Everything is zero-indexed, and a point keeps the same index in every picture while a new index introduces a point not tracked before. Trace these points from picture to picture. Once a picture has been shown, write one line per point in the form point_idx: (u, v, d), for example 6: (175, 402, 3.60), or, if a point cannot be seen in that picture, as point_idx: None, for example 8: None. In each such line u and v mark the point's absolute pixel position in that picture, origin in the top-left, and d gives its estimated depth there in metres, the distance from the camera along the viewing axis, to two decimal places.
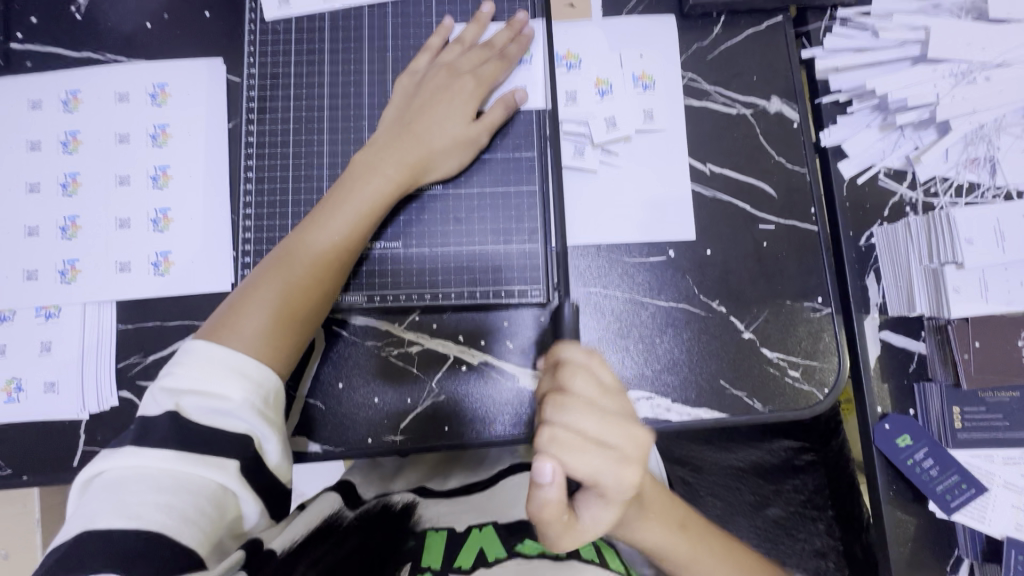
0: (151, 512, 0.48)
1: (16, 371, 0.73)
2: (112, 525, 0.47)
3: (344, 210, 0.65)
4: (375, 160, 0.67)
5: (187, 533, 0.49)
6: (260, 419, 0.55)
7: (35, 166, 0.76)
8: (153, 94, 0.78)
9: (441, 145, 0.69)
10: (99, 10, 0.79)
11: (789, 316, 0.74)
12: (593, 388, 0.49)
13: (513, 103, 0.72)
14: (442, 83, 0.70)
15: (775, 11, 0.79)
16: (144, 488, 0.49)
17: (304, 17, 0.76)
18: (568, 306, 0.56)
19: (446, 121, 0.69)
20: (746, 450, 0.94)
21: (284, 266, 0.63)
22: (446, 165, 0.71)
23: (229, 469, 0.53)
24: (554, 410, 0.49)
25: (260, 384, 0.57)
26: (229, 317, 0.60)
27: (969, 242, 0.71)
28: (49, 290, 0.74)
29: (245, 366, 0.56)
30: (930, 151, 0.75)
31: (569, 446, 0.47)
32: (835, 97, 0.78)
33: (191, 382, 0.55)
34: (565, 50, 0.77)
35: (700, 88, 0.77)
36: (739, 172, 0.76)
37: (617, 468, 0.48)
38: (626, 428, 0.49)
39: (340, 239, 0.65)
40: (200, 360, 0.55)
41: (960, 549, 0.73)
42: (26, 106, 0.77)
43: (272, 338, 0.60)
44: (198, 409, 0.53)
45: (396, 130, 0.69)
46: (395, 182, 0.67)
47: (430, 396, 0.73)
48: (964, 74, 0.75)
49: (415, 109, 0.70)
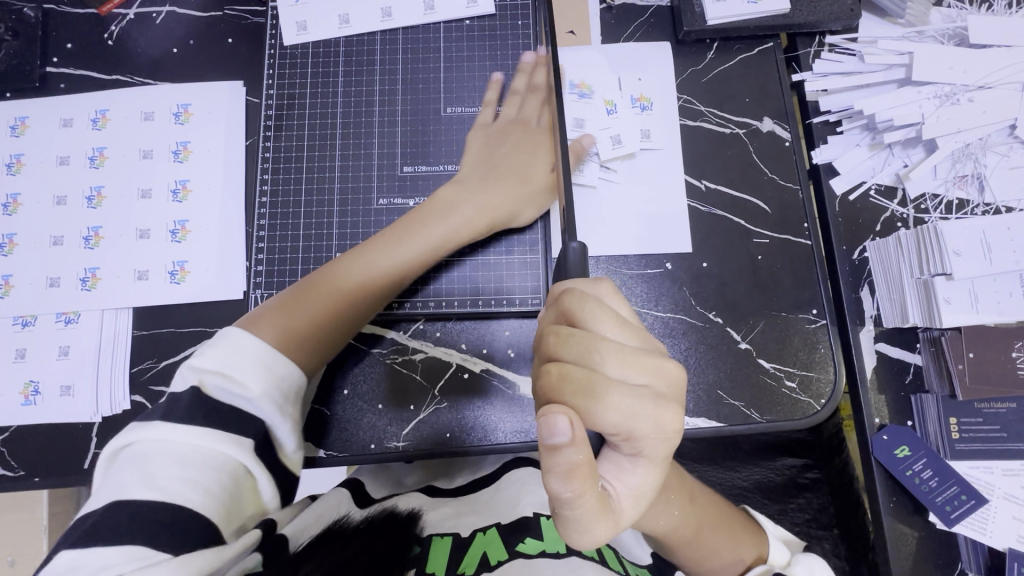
0: (180, 487, 0.48)
1: (34, 375, 0.76)
2: (142, 497, 0.47)
3: (411, 244, 0.69)
4: (456, 201, 0.72)
5: (212, 510, 0.49)
6: (276, 411, 0.55)
7: (64, 181, 0.81)
8: (177, 113, 0.82)
9: (523, 197, 0.74)
10: (130, 37, 0.84)
11: (785, 326, 0.75)
12: (608, 319, 0.46)
13: (580, 151, 0.77)
14: (518, 137, 0.76)
15: (765, 38, 0.83)
16: (173, 462, 0.49)
17: (321, 43, 0.81)
18: (575, 246, 0.49)
19: (523, 174, 0.75)
20: (750, 469, 0.94)
21: (340, 275, 0.66)
22: (523, 214, 0.75)
23: (247, 446, 0.53)
24: (562, 345, 0.45)
25: (281, 379, 0.57)
26: (267, 316, 0.62)
27: (957, 254, 0.72)
28: (70, 296, 0.78)
29: (269, 358, 0.56)
30: (919, 169, 0.78)
31: (587, 388, 0.42)
32: (825, 117, 0.81)
33: (220, 365, 0.54)
34: (579, 79, 0.81)
35: (695, 109, 0.81)
36: (733, 188, 0.79)
37: (652, 408, 0.43)
38: (652, 363, 0.44)
39: (400, 266, 0.69)
40: (233, 346, 0.55)
41: (964, 563, 0.73)
42: (58, 124, 0.82)
43: (309, 343, 0.62)
44: (220, 392, 0.53)
45: (482, 175, 0.74)
46: (473, 227, 0.72)
47: (433, 404, 0.75)
48: (947, 96, 0.78)
49: (498, 161, 0.75)
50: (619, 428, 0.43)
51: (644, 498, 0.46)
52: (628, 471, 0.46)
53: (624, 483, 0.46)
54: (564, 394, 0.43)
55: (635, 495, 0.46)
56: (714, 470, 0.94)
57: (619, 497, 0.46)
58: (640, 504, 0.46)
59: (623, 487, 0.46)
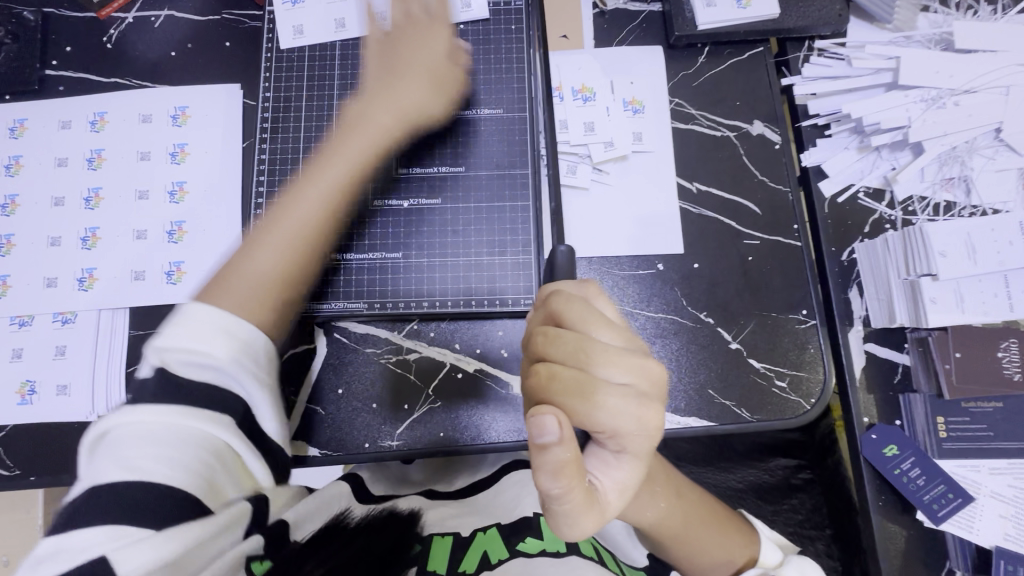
0: (154, 465, 0.47)
1: (30, 374, 0.76)
2: (118, 478, 0.46)
3: (337, 165, 0.66)
4: (366, 112, 0.70)
5: (189, 485, 0.48)
6: (256, 385, 0.53)
7: (62, 182, 0.81)
8: (175, 116, 0.83)
9: (425, 92, 0.73)
10: (128, 40, 0.85)
11: (775, 326, 0.76)
12: (592, 318, 0.47)
13: (457, 48, 0.76)
14: (417, 32, 0.74)
15: (755, 42, 0.84)
16: (144, 440, 0.48)
17: (317, 46, 0.82)
18: (562, 250, 0.57)
19: (424, 67, 0.73)
20: (744, 471, 0.96)
21: (282, 222, 0.62)
22: (432, 109, 0.74)
23: (223, 421, 0.51)
24: (549, 345, 0.46)
25: (248, 343, 0.53)
26: (217, 287, 0.58)
27: (942, 254, 0.73)
28: (67, 296, 0.78)
29: (233, 325, 0.53)
30: (906, 171, 0.79)
31: (574, 389, 0.44)
32: (815, 121, 0.83)
33: (181, 342, 0.51)
34: (580, 84, 0.82)
35: (686, 113, 0.82)
36: (724, 190, 0.80)
37: (635, 406, 0.44)
38: (636, 360, 0.45)
39: (338, 194, 0.65)
40: (188, 322, 0.52)
41: (951, 560, 0.73)
42: (57, 126, 0.83)
43: (267, 293, 0.59)
44: (188, 368, 0.50)
45: (380, 78, 0.73)
46: (387, 131, 0.70)
47: (427, 403, 0.76)
48: (934, 100, 0.79)
49: (400, 60, 0.73)
50: (606, 428, 0.44)
51: (628, 491, 0.47)
52: (613, 466, 0.47)
53: (610, 476, 0.47)
54: (551, 395, 0.44)
55: (622, 489, 0.47)
56: (711, 471, 0.96)
57: (606, 491, 0.47)
58: (626, 497, 0.47)
59: (609, 481, 0.47)
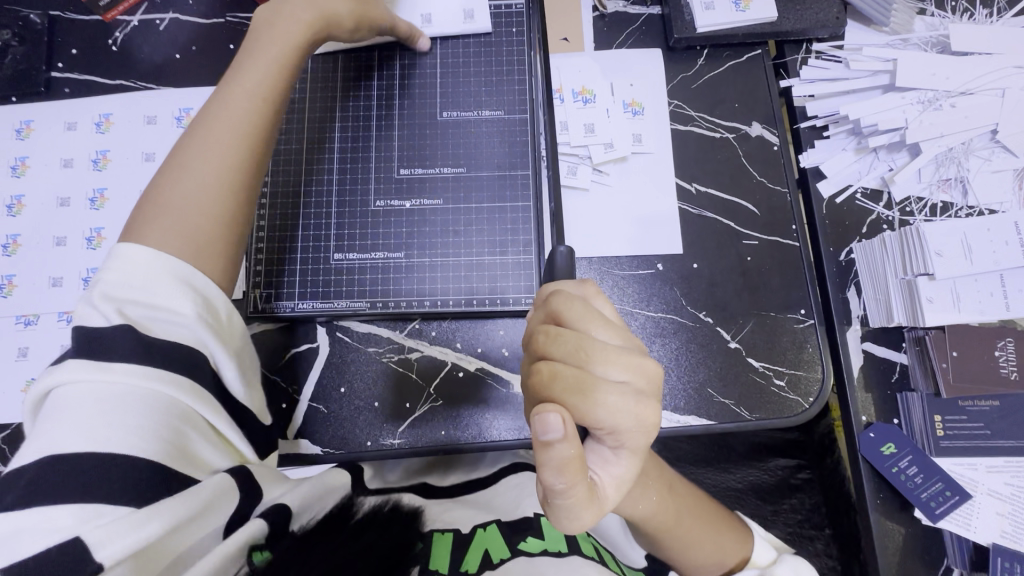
0: (109, 429, 0.46)
1: (35, 373, 0.77)
2: (73, 444, 0.45)
3: (245, 83, 0.65)
4: (273, 27, 0.68)
5: (147, 448, 0.47)
6: (212, 335, 0.55)
7: (67, 182, 0.82)
8: (179, 117, 0.84)
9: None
10: (134, 43, 0.86)
11: (773, 326, 0.77)
12: (589, 316, 0.48)
13: None
14: None
15: (754, 45, 0.85)
16: (95, 403, 0.47)
17: None
18: (563, 251, 0.57)
19: None
20: (744, 471, 0.96)
21: (199, 146, 0.61)
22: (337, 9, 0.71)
23: (180, 382, 0.51)
24: (550, 344, 0.46)
25: (206, 297, 0.56)
26: (142, 222, 0.58)
27: (939, 254, 0.74)
28: (72, 296, 0.79)
29: (183, 274, 0.55)
30: (903, 172, 0.80)
31: (574, 385, 0.44)
32: (813, 123, 0.83)
33: (131, 290, 0.53)
34: (579, 86, 0.83)
35: (685, 114, 0.83)
36: (723, 191, 0.81)
37: (633, 403, 0.45)
38: (637, 359, 0.46)
39: (256, 114, 0.64)
40: (134, 268, 0.54)
41: (949, 558, 0.74)
42: (63, 127, 0.84)
43: (192, 221, 0.58)
44: (144, 319, 0.53)
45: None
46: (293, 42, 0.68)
47: (428, 402, 0.76)
48: (930, 102, 0.81)
49: None
50: (606, 425, 0.45)
51: (626, 485, 0.48)
52: (612, 462, 0.48)
53: (608, 472, 0.48)
54: (551, 391, 0.44)
55: (621, 485, 0.48)
56: (711, 472, 0.96)
57: (605, 486, 0.47)
58: (622, 492, 0.48)
59: (608, 476, 0.48)
